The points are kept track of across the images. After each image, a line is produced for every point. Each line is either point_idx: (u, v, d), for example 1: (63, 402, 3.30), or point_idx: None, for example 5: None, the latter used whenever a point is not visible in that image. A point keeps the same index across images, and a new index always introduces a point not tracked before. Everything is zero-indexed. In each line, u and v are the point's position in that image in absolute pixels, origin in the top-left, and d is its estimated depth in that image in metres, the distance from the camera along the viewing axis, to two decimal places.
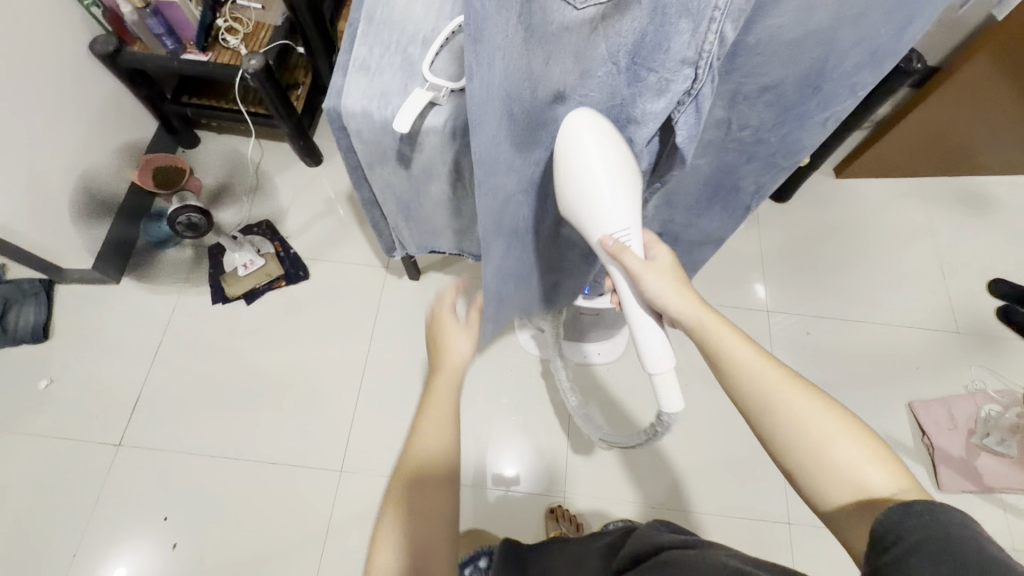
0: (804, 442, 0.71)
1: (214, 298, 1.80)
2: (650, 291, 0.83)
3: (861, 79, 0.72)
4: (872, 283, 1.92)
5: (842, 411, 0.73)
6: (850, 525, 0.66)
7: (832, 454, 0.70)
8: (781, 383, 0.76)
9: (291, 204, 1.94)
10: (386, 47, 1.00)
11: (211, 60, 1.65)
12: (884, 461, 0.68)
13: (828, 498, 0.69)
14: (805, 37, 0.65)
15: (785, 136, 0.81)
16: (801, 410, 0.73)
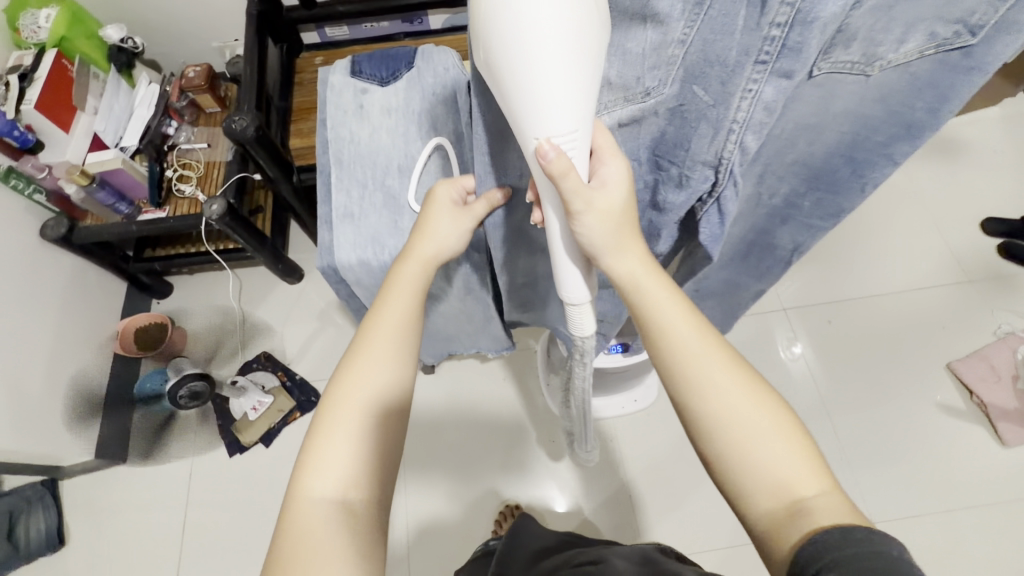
0: (743, 438, 0.64)
1: (230, 450, 1.69)
2: (583, 231, 0.66)
3: (902, 151, 0.72)
4: (872, 253, 1.93)
5: (790, 416, 0.66)
6: (776, 523, 0.60)
7: (765, 451, 0.64)
8: (723, 364, 0.67)
9: (283, 328, 1.87)
10: (364, 187, 0.96)
11: (169, 214, 1.59)
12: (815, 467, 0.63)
13: (759, 500, 0.63)
14: (824, 117, 0.68)
15: (820, 204, 0.82)
16: (740, 400, 0.66)
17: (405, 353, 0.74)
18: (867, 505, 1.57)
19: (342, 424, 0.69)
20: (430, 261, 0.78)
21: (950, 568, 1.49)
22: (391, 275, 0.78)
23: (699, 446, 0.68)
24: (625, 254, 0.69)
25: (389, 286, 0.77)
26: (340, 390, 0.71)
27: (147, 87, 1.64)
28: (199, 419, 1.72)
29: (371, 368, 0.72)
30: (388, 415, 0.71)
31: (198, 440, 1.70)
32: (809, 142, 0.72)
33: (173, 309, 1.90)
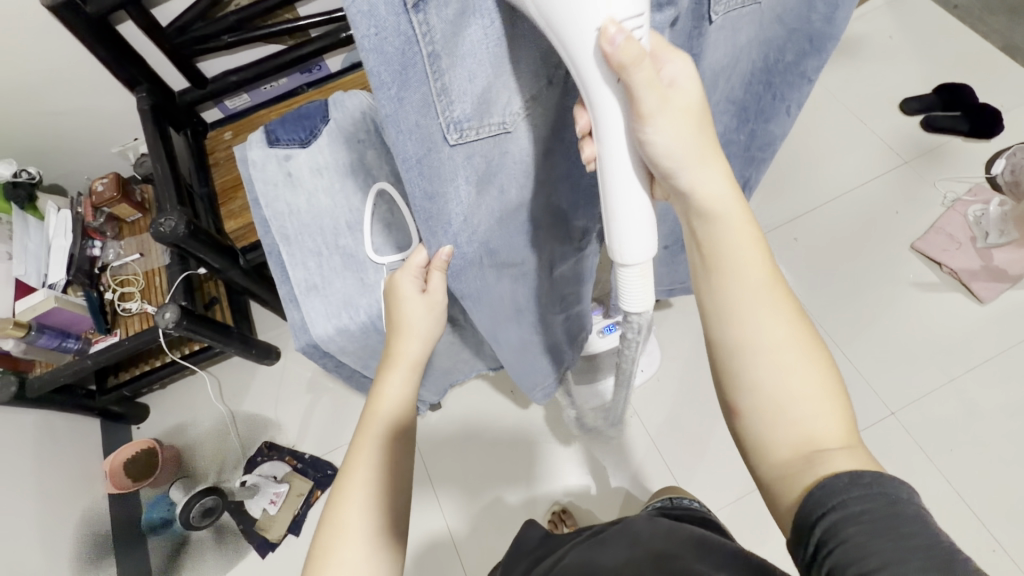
0: (764, 385, 0.61)
1: (262, 551, 1.60)
2: (654, 138, 0.57)
3: (813, 65, 0.72)
4: (813, 163, 2.01)
5: (818, 356, 0.63)
6: (787, 469, 0.59)
7: (798, 398, 0.60)
8: (769, 302, 0.63)
9: (278, 411, 1.80)
10: (319, 255, 0.93)
11: (122, 336, 1.50)
12: (844, 425, 0.60)
13: (778, 443, 0.60)
14: (736, 52, 0.68)
15: (752, 134, 0.83)
16: (782, 348, 0.62)
17: (397, 467, 0.73)
18: (883, 399, 1.63)
19: (338, 556, 0.65)
20: (414, 367, 0.79)
21: (976, 430, 1.56)
22: (377, 387, 0.77)
23: (726, 380, 0.64)
24: (706, 169, 0.61)
25: (377, 398, 0.76)
26: (337, 516, 0.68)
27: (57, 214, 1.54)
28: (220, 530, 1.64)
29: (362, 491, 0.69)
30: (387, 529, 0.69)
31: (225, 551, 1.61)
32: (728, 81, 0.72)
33: (158, 429, 1.80)
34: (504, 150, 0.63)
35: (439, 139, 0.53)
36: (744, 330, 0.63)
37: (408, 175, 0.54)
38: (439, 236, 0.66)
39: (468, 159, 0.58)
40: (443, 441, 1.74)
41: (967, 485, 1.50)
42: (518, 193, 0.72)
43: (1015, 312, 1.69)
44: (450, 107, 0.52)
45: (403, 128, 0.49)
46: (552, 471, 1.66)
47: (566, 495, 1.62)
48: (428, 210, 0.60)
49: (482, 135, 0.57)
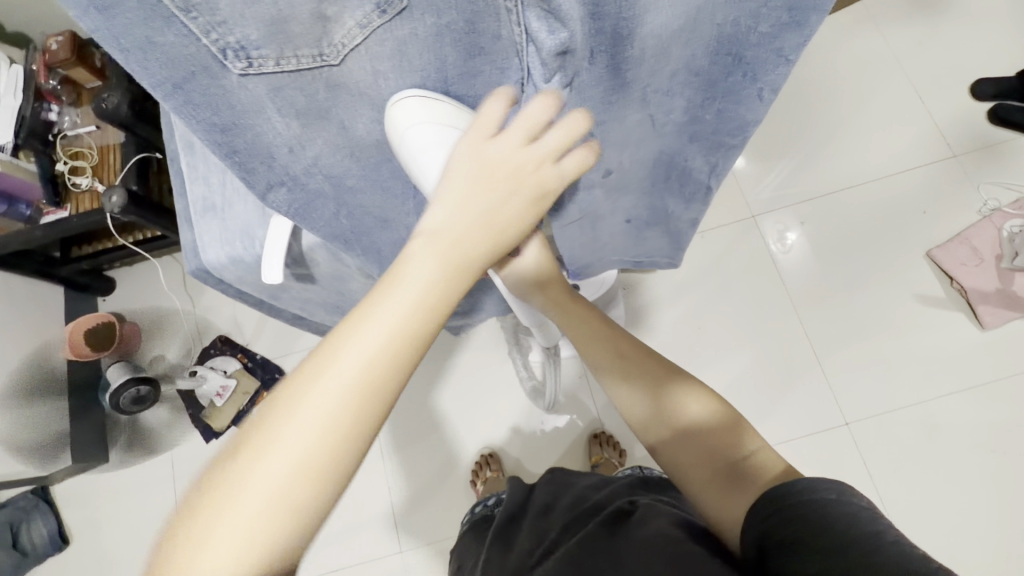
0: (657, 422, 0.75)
1: (206, 437, 1.70)
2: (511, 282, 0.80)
3: (792, 43, 0.54)
4: (850, 141, 1.78)
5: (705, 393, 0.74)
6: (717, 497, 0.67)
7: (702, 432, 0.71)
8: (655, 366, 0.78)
9: (236, 308, 1.80)
10: (223, 171, 0.83)
11: (72, 212, 1.46)
12: (735, 431, 0.71)
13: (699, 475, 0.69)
14: (689, 18, 0.52)
15: (720, 113, 0.66)
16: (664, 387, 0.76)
17: (330, 472, 0.49)
18: (840, 409, 1.56)
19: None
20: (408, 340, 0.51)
21: (930, 458, 1.48)
22: (337, 337, 0.50)
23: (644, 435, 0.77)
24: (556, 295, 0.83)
25: (330, 352, 0.49)
26: (212, 530, 0.46)
27: (9, 68, 1.43)
28: (173, 411, 1.73)
29: (265, 506, 0.46)
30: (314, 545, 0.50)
31: (174, 431, 1.71)
32: (680, 50, 0.56)
33: (122, 305, 1.83)
34: (336, 86, 0.53)
35: (214, 64, 0.47)
36: (630, 391, 0.78)
37: (174, 104, 0.49)
38: (263, 171, 0.60)
39: (271, 91, 0.51)
40: None
41: (899, 508, 1.46)
42: (370, 129, 0.61)
43: (1018, 345, 1.54)
44: (213, 29, 0.44)
45: (140, 52, 0.44)
46: (491, 415, 1.66)
47: (499, 440, 1.64)
48: (227, 143, 0.55)
49: (286, 68, 0.49)
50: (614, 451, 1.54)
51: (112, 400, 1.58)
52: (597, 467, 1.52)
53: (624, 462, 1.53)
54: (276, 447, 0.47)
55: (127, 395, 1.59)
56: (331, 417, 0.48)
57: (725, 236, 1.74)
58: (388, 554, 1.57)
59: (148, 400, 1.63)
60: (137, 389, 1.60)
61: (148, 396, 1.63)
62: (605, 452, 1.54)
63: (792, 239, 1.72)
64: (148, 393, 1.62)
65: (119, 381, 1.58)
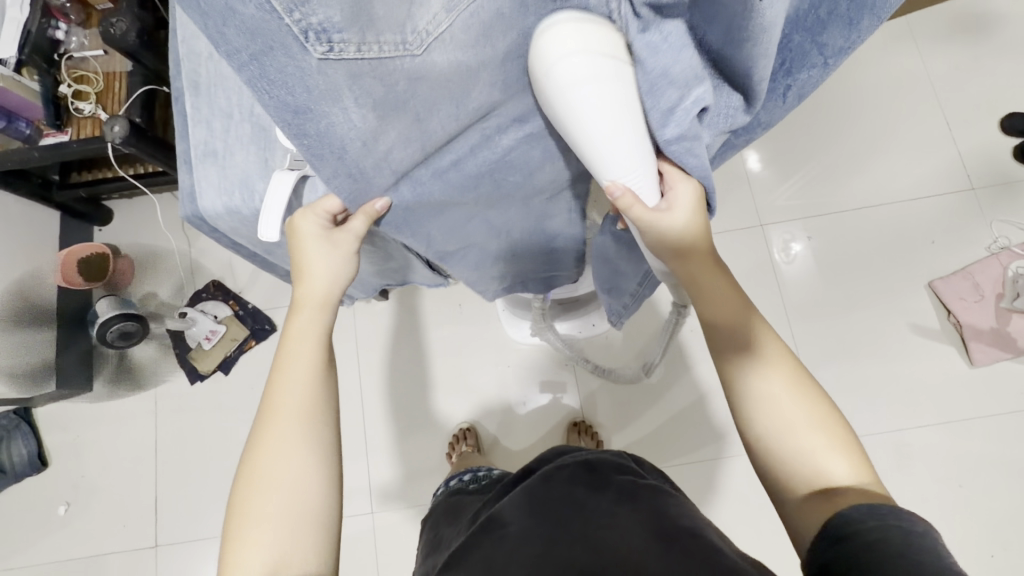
0: (761, 418, 0.70)
1: (191, 378, 1.71)
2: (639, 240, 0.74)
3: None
4: (870, 161, 1.75)
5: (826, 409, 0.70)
6: (808, 509, 0.65)
7: (802, 442, 0.68)
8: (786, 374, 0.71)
9: (232, 255, 1.79)
10: (228, 116, 0.81)
11: (72, 137, 1.43)
12: (842, 443, 0.68)
13: (792, 485, 0.67)
14: None
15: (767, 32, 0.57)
16: (792, 391, 0.70)
17: (317, 408, 0.76)
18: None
19: (265, 505, 0.68)
20: (323, 306, 0.82)
21: (897, 484, 1.51)
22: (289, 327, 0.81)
23: (741, 426, 0.73)
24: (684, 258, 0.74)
25: (289, 339, 0.79)
26: (258, 468, 0.70)
27: None
28: (160, 349, 1.73)
29: (285, 436, 0.72)
30: (303, 471, 0.71)
31: (160, 369, 1.72)
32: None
33: (117, 237, 1.82)
34: (416, 77, 0.59)
35: (297, 48, 0.49)
36: (762, 382, 0.71)
37: (253, 79, 0.52)
38: (332, 155, 0.62)
39: (350, 79, 0.54)
40: (383, 332, 1.72)
41: None
42: (441, 125, 0.67)
43: (1003, 385, 1.54)
44: (303, 13, 0.47)
45: (222, 18, 0.47)
46: (473, 392, 1.67)
47: (477, 416, 1.65)
48: (300, 124, 0.57)
49: (366, 56, 0.53)
50: (591, 442, 1.55)
51: (98, 332, 1.58)
52: None
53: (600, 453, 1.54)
54: (275, 402, 0.75)
55: (115, 330, 1.59)
56: (296, 404, 0.74)
57: (730, 243, 1.72)
58: (359, 513, 1.59)
59: (135, 337, 1.63)
60: (126, 325, 1.60)
61: (135, 333, 1.62)
62: (583, 441, 1.54)
63: (795, 250, 1.70)
64: (136, 330, 1.62)
65: (108, 315, 1.58)
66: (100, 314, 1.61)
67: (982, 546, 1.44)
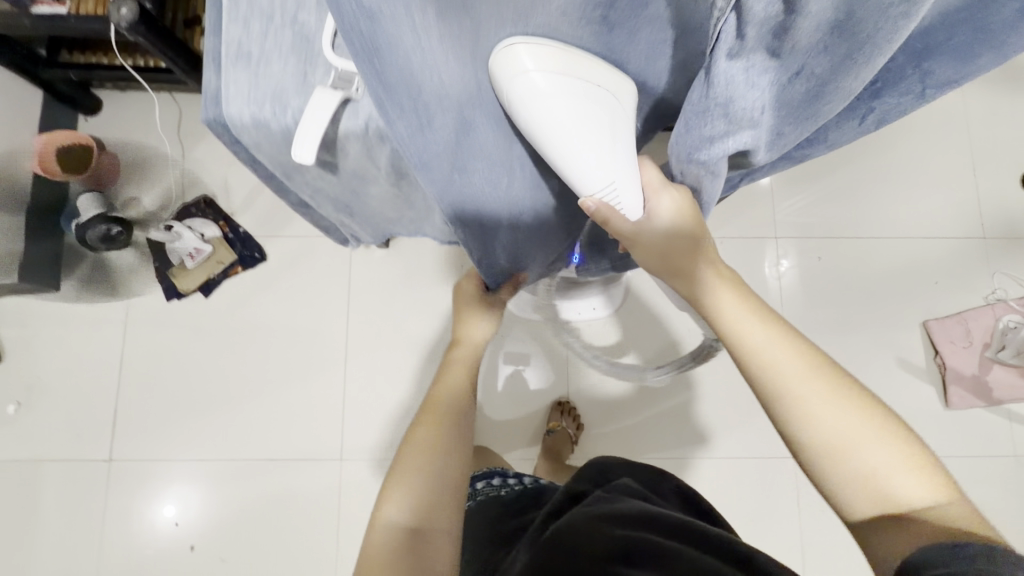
0: (824, 439, 0.67)
1: (168, 296, 1.63)
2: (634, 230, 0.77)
3: None
4: (892, 192, 1.74)
5: (879, 412, 0.68)
6: (880, 526, 0.64)
7: (874, 459, 0.65)
8: (828, 382, 0.69)
9: (229, 173, 1.68)
10: (269, 19, 0.73)
11: (69, 10, 1.27)
12: (908, 451, 0.65)
13: (861, 509, 0.65)
14: None
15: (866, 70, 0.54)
16: (777, 352, 0.71)
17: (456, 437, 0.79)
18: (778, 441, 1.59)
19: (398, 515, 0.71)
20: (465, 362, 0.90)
21: None
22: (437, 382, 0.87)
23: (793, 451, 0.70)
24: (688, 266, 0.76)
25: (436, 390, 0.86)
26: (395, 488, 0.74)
27: None
28: (136, 260, 1.62)
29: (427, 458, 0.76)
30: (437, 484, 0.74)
31: (134, 280, 1.62)
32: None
33: (104, 131, 1.68)
34: None
35: None
36: (817, 397, 0.68)
37: None
38: (398, 85, 0.54)
39: None
40: (377, 281, 1.65)
41: (815, 541, 1.54)
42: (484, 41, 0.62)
43: (970, 429, 1.60)
44: None
45: None
46: None
47: None
48: (369, 32, 0.49)
49: None
50: (571, 422, 1.56)
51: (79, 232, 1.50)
52: (550, 432, 1.54)
53: (577, 434, 1.55)
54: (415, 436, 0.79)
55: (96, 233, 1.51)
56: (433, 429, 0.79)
57: (742, 250, 1.70)
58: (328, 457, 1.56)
59: (115, 243, 1.55)
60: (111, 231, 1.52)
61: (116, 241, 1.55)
62: (563, 420, 1.55)
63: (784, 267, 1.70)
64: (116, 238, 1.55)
65: (92, 217, 1.50)
66: (82, 214, 1.53)
67: None
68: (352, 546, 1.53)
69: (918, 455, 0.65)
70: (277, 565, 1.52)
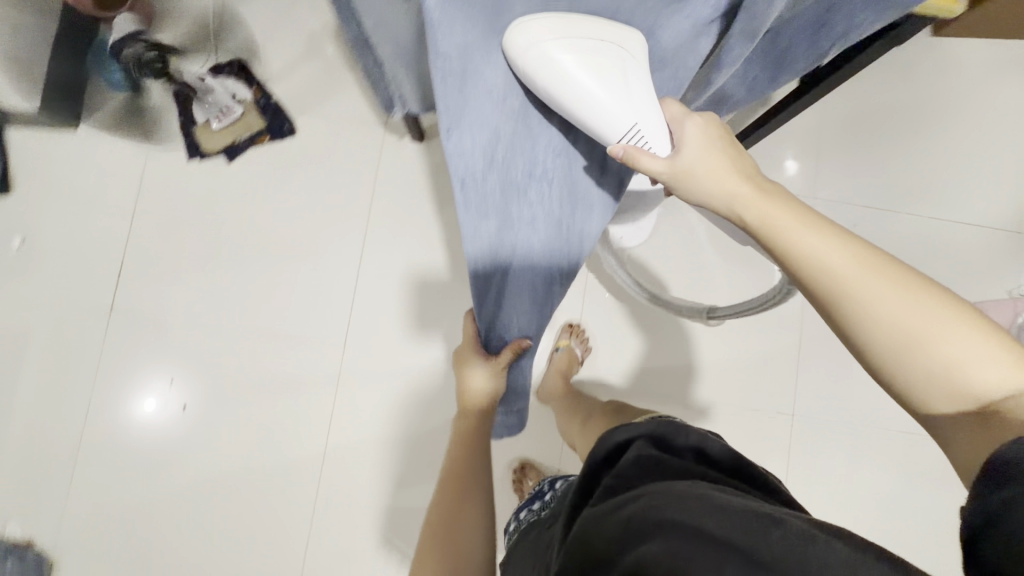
0: (890, 329, 0.61)
1: (189, 154, 1.57)
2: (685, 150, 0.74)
3: None
4: (934, 173, 1.71)
5: (949, 299, 0.61)
6: (967, 421, 0.57)
7: (950, 348, 0.58)
8: (887, 275, 0.62)
9: (268, 38, 1.60)
10: None
11: None
12: (986, 339, 0.58)
13: (935, 406, 0.60)
14: None
15: None
16: (829, 252, 0.64)
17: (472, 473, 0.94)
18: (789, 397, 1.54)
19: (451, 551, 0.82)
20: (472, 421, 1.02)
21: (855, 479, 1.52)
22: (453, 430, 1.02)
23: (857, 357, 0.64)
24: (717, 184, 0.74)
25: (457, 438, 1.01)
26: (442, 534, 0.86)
27: None
28: (162, 111, 1.56)
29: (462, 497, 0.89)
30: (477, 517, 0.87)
31: (157, 131, 1.56)
32: None
33: None
34: None
35: None
36: (874, 291, 0.62)
37: None
38: None
39: None
40: (405, 176, 1.59)
41: (806, 504, 1.52)
42: None
43: None
44: None
45: None
46: None
47: None
48: None
49: None
50: (579, 343, 1.52)
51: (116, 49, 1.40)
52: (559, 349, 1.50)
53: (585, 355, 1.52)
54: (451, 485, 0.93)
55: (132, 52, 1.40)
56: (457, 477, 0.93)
57: None
58: (330, 343, 1.53)
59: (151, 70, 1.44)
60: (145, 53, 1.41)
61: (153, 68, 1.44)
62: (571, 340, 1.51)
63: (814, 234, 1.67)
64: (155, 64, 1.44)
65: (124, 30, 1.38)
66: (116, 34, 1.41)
67: (907, 554, 1.49)
68: (342, 433, 1.51)
69: (996, 338, 0.58)
70: (265, 439, 1.50)
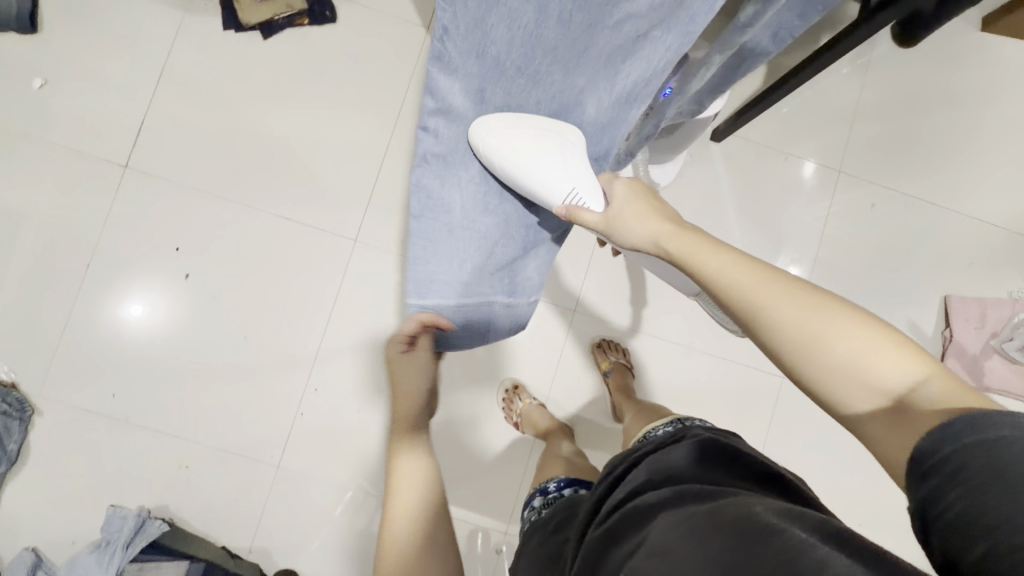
0: (793, 341, 0.58)
1: (226, 25, 1.53)
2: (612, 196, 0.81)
3: None
4: (985, 170, 1.53)
5: (843, 305, 0.58)
6: (882, 416, 0.53)
7: (844, 351, 0.56)
8: (784, 290, 0.60)
9: None
10: None
11: None
12: (882, 341, 0.55)
13: (852, 410, 0.55)
14: None
15: None
16: (723, 265, 0.65)
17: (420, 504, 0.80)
18: None
19: None
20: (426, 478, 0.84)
21: (852, 453, 1.49)
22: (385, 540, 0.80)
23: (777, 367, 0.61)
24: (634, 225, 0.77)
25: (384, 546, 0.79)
26: None
27: None
28: None
29: None
30: None
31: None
32: None
33: None
34: None
35: None
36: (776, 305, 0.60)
37: None
38: None
39: None
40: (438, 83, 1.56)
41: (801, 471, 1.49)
42: None
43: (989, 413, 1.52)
44: None
45: None
46: None
47: None
48: None
49: None
50: (618, 355, 1.44)
51: None
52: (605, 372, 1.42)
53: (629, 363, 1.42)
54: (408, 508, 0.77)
55: None
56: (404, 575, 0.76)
57: None
58: (341, 235, 1.50)
59: None
60: None
61: None
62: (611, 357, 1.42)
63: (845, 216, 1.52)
64: None
65: None
66: None
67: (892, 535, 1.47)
68: (343, 328, 1.47)
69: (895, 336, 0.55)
70: (263, 323, 1.46)
